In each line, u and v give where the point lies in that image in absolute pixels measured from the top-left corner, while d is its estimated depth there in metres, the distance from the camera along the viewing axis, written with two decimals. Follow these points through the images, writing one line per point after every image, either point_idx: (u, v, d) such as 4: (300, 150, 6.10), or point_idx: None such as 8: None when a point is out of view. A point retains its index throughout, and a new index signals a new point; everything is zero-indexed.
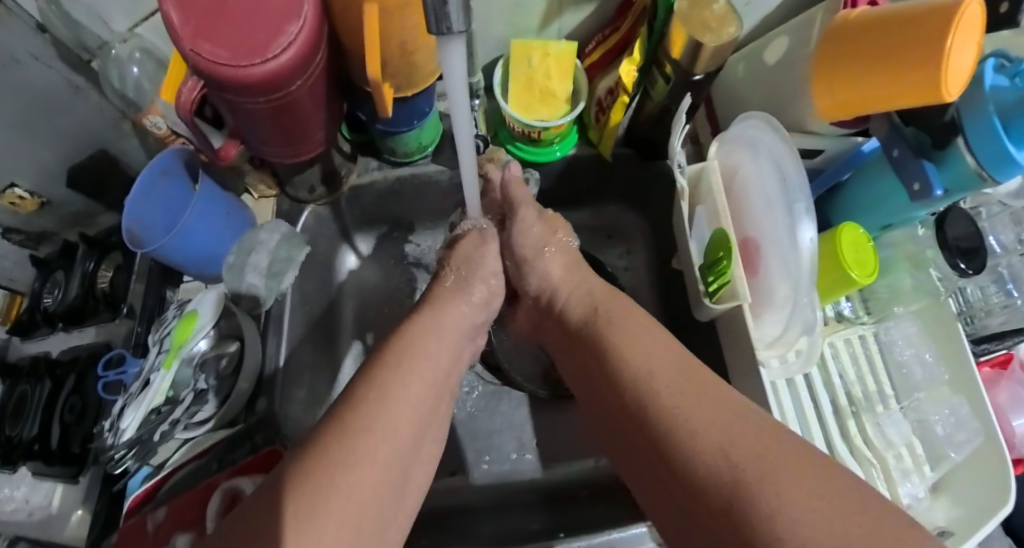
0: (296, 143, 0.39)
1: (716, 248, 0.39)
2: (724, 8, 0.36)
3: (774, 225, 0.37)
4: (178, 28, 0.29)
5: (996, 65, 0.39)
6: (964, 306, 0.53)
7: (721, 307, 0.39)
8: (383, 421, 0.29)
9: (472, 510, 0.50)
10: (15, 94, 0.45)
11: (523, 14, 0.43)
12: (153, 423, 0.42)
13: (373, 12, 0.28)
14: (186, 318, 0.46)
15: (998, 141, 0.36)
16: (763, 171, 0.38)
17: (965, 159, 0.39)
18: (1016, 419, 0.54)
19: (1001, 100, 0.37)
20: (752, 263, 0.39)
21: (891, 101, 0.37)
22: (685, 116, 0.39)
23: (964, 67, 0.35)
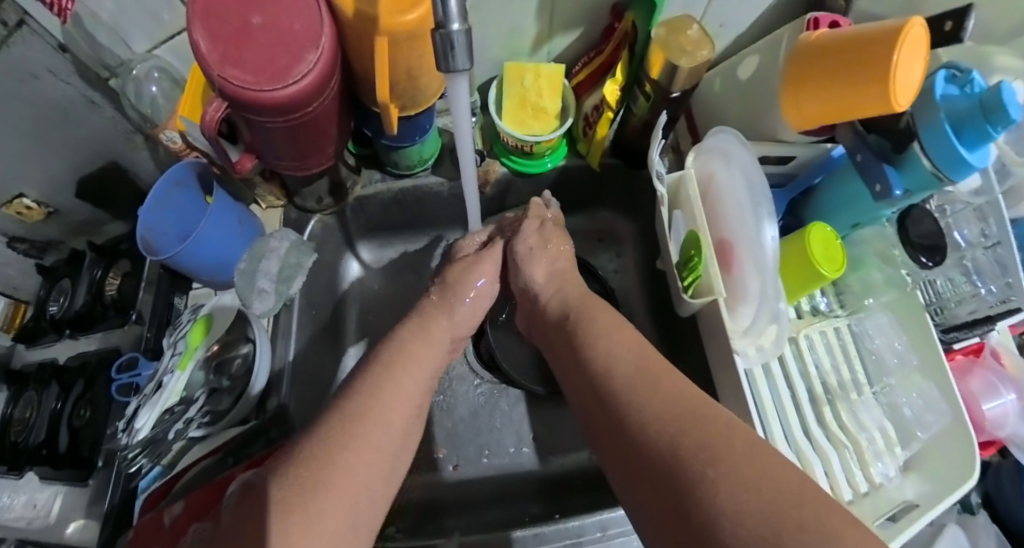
0: (307, 157, 0.43)
1: (689, 248, 0.44)
2: (699, 33, 0.41)
3: (745, 226, 0.41)
4: (206, 55, 0.32)
5: (948, 75, 0.43)
6: (934, 299, 0.56)
7: (699, 302, 0.42)
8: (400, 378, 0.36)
9: (476, 502, 0.53)
10: (25, 103, 0.47)
11: (516, 39, 0.47)
12: (167, 422, 0.43)
13: (384, 43, 0.31)
14: (201, 322, 0.49)
15: (950, 142, 0.40)
16: (735, 180, 0.42)
17: (921, 163, 0.42)
18: (986, 404, 0.59)
19: (954, 109, 0.40)
20: (727, 261, 0.43)
21: (852, 113, 0.41)
22: (662, 129, 0.42)
23: (913, 83, 0.38)
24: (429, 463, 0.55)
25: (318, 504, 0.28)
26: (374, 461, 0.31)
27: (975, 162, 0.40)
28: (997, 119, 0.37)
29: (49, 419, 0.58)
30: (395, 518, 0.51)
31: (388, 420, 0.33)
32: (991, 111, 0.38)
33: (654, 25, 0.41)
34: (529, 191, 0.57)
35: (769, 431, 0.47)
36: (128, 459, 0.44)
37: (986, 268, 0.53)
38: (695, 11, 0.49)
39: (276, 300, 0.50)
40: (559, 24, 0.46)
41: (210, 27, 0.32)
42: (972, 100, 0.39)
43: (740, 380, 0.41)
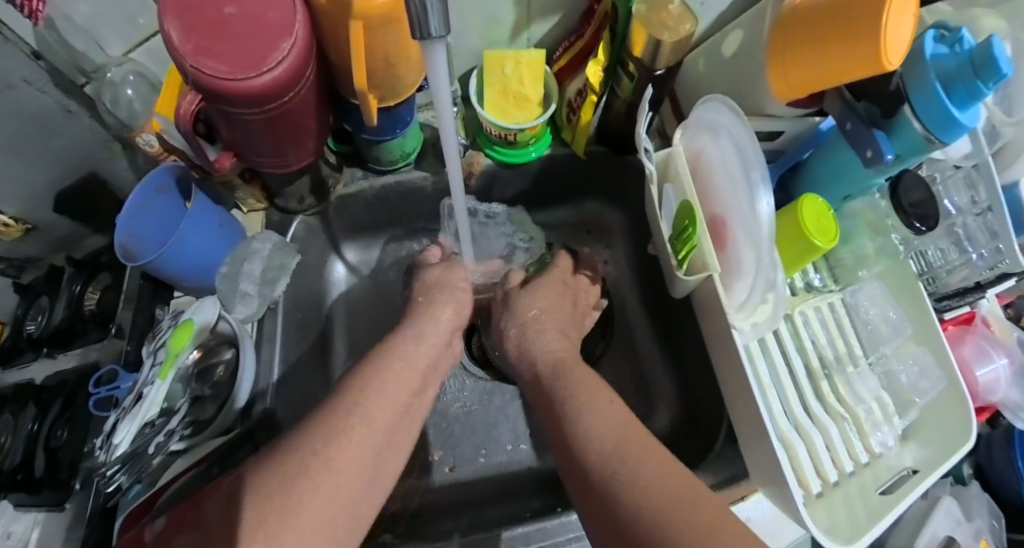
0: (286, 153, 0.42)
1: (683, 219, 0.42)
2: (681, 7, 0.41)
3: (737, 198, 0.40)
4: (178, 46, 0.31)
5: (936, 36, 0.43)
6: (926, 268, 0.58)
7: (693, 279, 0.42)
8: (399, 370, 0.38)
9: (471, 504, 0.52)
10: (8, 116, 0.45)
11: (495, 27, 0.47)
12: (148, 435, 0.41)
13: (359, 28, 0.31)
14: (183, 326, 0.44)
15: (939, 103, 0.40)
16: (726, 151, 0.41)
17: (912, 125, 0.43)
18: (980, 370, 0.60)
19: (942, 67, 0.40)
20: (721, 238, 0.43)
21: (842, 78, 0.41)
22: (648, 104, 0.41)
23: (902, 40, 0.38)
24: (427, 466, 0.54)
25: (311, 491, 0.29)
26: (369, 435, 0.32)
27: (966, 122, 0.40)
28: (988, 76, 0.37)
29: (25, 441, 0.53)
30: (392, 525, 0.50)
31: (384, 421, 0.34)
32: (980, 68, 0.38)
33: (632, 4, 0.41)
34: (515, 183, 0.56)
35: (768, 405, 0.47)
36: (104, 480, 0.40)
37: (976, 234, 0.53)
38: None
39: (260, 303, 0.50)
40: (538, 11, 0.46)
41: (181, 18, 0.31)
42: (960, 59, 0.39)
43: (738, 355, 0.41)
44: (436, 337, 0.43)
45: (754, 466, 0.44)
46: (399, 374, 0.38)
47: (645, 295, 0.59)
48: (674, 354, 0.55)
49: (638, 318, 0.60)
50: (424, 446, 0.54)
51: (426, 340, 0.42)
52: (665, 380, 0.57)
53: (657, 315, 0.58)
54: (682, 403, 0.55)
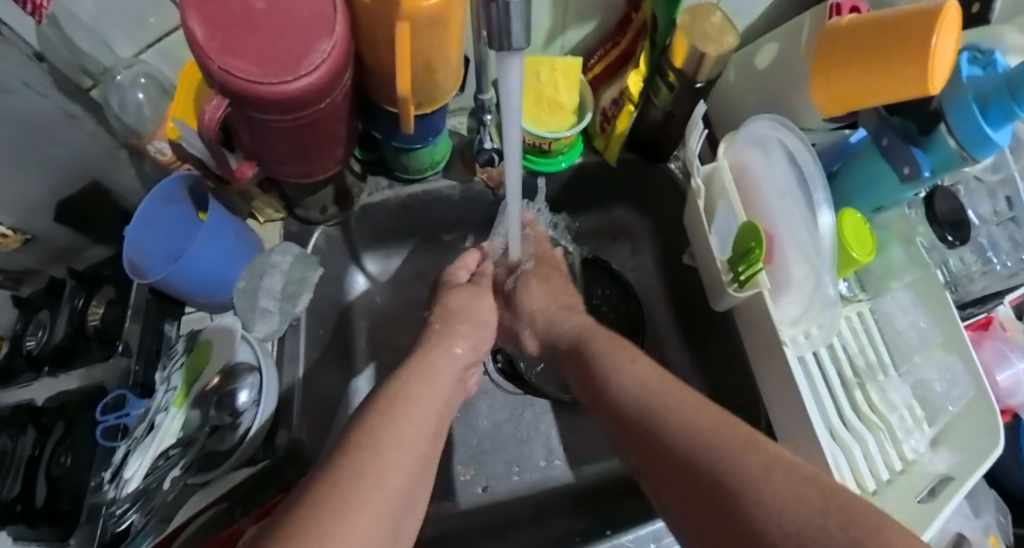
0: (313, 163, 0.40)
1: (746, 240, 0.39)
2: (722, 20, 0.40)
3: (790, 212, 0.39)
4: (205, 45, 0.29)
5: (970, 57, 0.43)
6: (949, 276, 0.54)
7: (745, 294, 0.40)
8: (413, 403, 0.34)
9: (507, 527, 0.49)
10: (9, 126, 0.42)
11: (528, 32, 0.45)
12: (161, 469, 0.39)
13: (405, 29, 0.29)
14: (200, 350, 0.45)
15: (976, 121, 0.40)
16: (776, 164, 0.40)
17: (947, 142, 0.42)
18: (1001, 373, 0.58)
19: (979, 87, 0.40)
20: (767, 251, 0.41)
21: (888, 96, 0.40)
22: (700, 119, 0.40)
23: (948, 59, 0.37)
24: (455, 486, 0.51)
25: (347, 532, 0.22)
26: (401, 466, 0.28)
27: (999, 141, 0.40)
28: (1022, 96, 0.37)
29: (24, 468, 0.50)
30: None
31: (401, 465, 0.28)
32: (1015, 88, 0.38)
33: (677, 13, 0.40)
34: (542, 191, 0.54)
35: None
36: (116, 517, 0.39)
37: (1001, 242, 0.54)
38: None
39: (281, 320, 0.47)
40: (574, 15, 0.44)
41: (208, 16, 0.29)
42: (996, 80, 0.39)
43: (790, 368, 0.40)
44: (446, 372, 0.39)
45: None
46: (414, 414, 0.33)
47: (676, 305, 0.57)
48: (707, 364, 0.54)
49: (667, 328, 0.58)
50: (452, 465, 0.52)
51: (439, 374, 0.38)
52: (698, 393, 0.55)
53: (688, 325, 0.56)
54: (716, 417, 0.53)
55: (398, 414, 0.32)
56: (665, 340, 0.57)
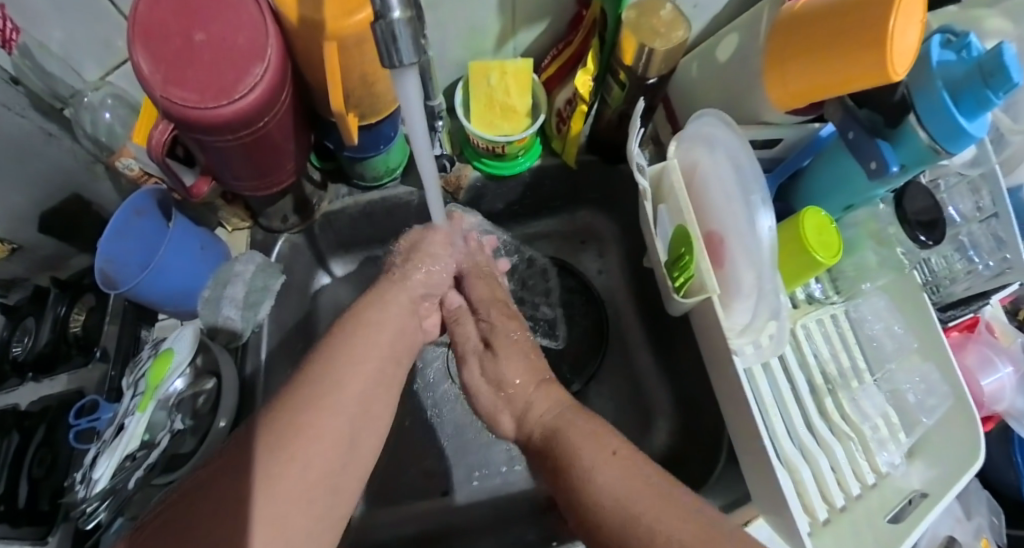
0: (267, 176, 0.41)
1: (678, 246, 0.42)
2: (672, 13, 0.39)
3: (735, 217, 0.39)
4: (146, 75, 0.30)
5: (943, 40, 0.41)
6: (930, 277, 0.56)
7: (691, 301, 0.41)
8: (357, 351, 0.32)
9: (457, 530, 0.51)
10: None
11: (478, 37, 0.45)
12: (128, 470, 0.39)
13: (333, 48, 0.29)
14: (161, 357, 0.44)
15: (950, 116, 0.38)
16: (721, 166, 0.40)
17: (919, 135, 0.41)
18: (985, 379, 0.58)
19: (949, 75, 0.39)
20: (718, 256, 0.41)
21: (852, 85, 0.39)
22: (641, 118, 0.39)
23: (909, 47, 0.36)
24: (418, 488, 0.53)
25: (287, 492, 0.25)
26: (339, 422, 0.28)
27: (974, 132, 0.39)
28: (997, 83, 0.36)
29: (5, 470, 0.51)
30: None
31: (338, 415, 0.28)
32: (989, 75, 0.36)
33: (623, 9, 0.39)
34: (503, 195, 0.55)
35: (771, 428, 0.46)
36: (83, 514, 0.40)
37: (982, 242, 0.52)
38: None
39: (244, 328, 0.48)
40: (523, 19, 0.45)
41: (149, 46, 0.30)
42: (969, 66, 0.38)
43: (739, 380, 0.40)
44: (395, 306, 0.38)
45: (758, 488, 0.43)
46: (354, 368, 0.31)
47: (641, 306, 0.58)
48: (670, 363, 0.55)
49: (635, 332, 0.58)
50: (416, 469, 0.53)
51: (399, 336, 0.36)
52: (663, 393, 0.56)
53: (653, 327, 0.56)
54: (680, 418, 0.54)
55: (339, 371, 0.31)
56: (631, 340, 0.58)
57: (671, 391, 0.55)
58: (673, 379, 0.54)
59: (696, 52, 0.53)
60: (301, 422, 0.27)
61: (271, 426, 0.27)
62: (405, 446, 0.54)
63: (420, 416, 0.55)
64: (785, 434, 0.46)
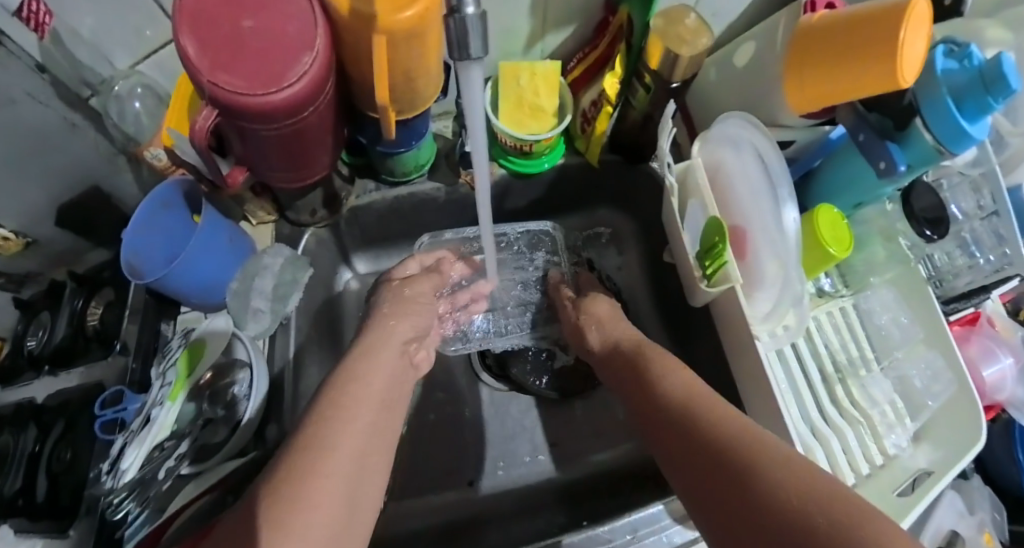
0: (300, 169, 0.41)
1: (711, 235, 0.41)
2: (696, 22, 0.40)
3: (760, 210, 0.40)
4: (195, 60, 0.30)
5: (946, 51, 0.43)
6: (933, 271, 0.57)
7: (716, 290, 0.42)
8: (361, 386, 0.37)
9: (484, 520, 0.51)
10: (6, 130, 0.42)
11: (509, 38, 0.46)
12: (158, 460, 0.40)
13: (382, 43, 0.30)
14: (193, 347, 0.45)
15: (951, 120, 0.40)
16: (747, 162, 0.41)
17: (924, 137, 0.42)
18: (986, 369, 0.59)
19: (953, 83, 0.40)
20: (741, 248, 0.42)
21: (866, 92, 0.40)
22: (671, 119, 0.41)
23: (918, 55, 0.38)
24: (442, 479, 0.53)
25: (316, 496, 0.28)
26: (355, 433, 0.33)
27: (975, 134, 0.40)
28: (997, 90, 0.37)
29: (24, 465, 0.49)
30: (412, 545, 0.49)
31: (353, 433, 0.33)
32: (991, 84, 0.37)
33: (651, 17, 0.41)
34: (526, 192, 0.56)
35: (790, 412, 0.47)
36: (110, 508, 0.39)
37: (983, 238, 0.54)
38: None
39: (271, 320, 0.48)
40: (552, 21, 0.46)
41: (198, 32, 0.31)
42: (971, 74, 0.39)
43: (761, 362, 0.42)
44: (386, 349, 0.42)
45: None
46: (355, 401, 0.35)
47: (660, 303, 0.59)
48: (689, 358, 0.56)
49: (654, 327, 0.60)
50: (440, 462, 0.54)
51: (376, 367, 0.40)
52: None
53: (671, 322, 0.58)
54: None
55: (347, 402, 0.35)
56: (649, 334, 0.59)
57: None
58: None
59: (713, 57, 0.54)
60: (307, 466, 0.29)
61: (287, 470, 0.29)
62: (430, 438, 0.55)
63: (443, 410, 0.56)
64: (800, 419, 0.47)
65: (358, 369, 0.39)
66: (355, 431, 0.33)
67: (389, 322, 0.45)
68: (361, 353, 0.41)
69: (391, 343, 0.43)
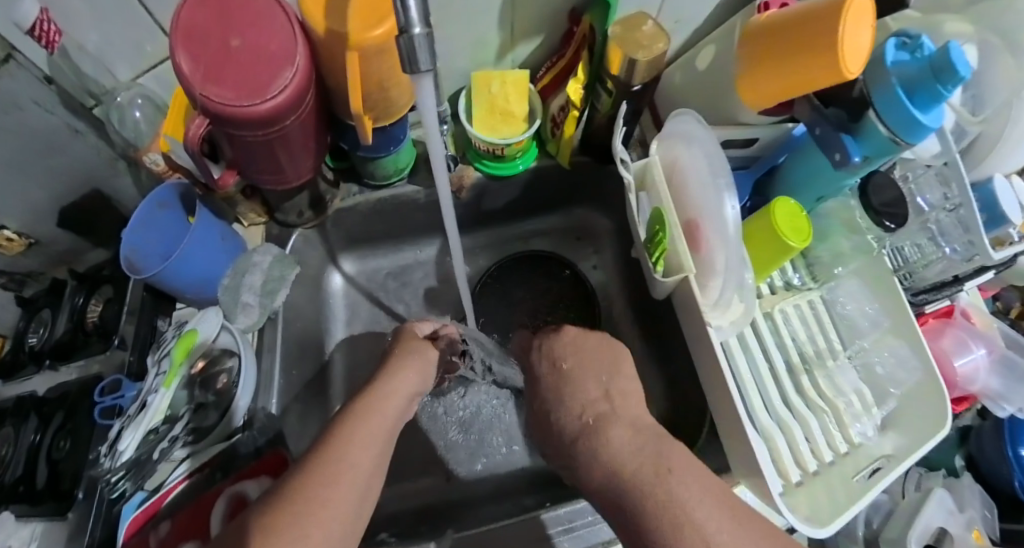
0: (284, 172, 0.44)
1: (655, 223, 0.47)
2: (654, 28, 0.43)
3: (708, 201, 0.42)
4: (187, 74, 0.34)
5: (898, 43, 0.45)
6: (902, 264, 0.59)
7: (670, 281, 0.45)
8: (381, 408, 0.37)
9: (461, 504, 0.55)
10: (13, 136, 0.45)
11: (481, 50, 0.49)
12: (153, 442, 0.43)
13: (354, 57, 0.33)
14: (186, 337, 0.48)
15: (905, 107, 0.42)
16: (698, 160, 0.43)
17: (879, 129, 0.45)
18: (959, 360, 0.61)
19: (905, 73, 0.42)
20: (696, 241, 0.45)
21: (818, 84, 0.43)
22: (622, 119, 0.44)
23: (863, 47, 0.41)
24: (422, 467, 0.56)
25: (316, 526, 0.29)
26: (367, 456, 0.34)
27: (930, 123, 0.42)
28: (948, 78, 0.39)
29: (26, 453, 0.52)
30: (392, 525, 0.52)
31: (365, 458, 0.34)
32: (941, 72, 0.40)
33: (610, 26, 0.44)
34: (503, 194, 0.60)
35: (749, 401, 0.50)
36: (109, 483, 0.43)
37: (950, 229, 0.53)
38: (650, 9, 0.53)
39: (260, 314, 0.51)
40: (521, 34, 0.49)
41: (191, 49, 0.34)
42: (922, 64, 0.41)
43: (716, 352, 0.45)
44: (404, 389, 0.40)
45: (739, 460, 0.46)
46: (376, 427, 0.36)
47: (631, 299, 0.62)
48: (659, 350, 0.59)
49: (626, 321, 0.63)
50: (422, 450, 0.57)
51: (398, 388, 0.40)
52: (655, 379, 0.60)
53: (643, 316, 0.61)
54: (670, 403, 0.58)
55: (366, 426, 0.35)
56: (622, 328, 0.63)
57: (663, 376, 0.59)
58: (662, 364, 0.59)
59: (678, 62, 0.57)
60: (321, 490, 0.31)
61: (299, 494, 0.30)
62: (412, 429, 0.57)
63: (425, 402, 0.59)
64: (760, 406, 0.50)
65: (384, 394, 0.39)
66: (369, 455, 0.34)
67: (399, 362, 0.42)
68: (393, 378, 0.40)
69: (416, 366, 0.43)
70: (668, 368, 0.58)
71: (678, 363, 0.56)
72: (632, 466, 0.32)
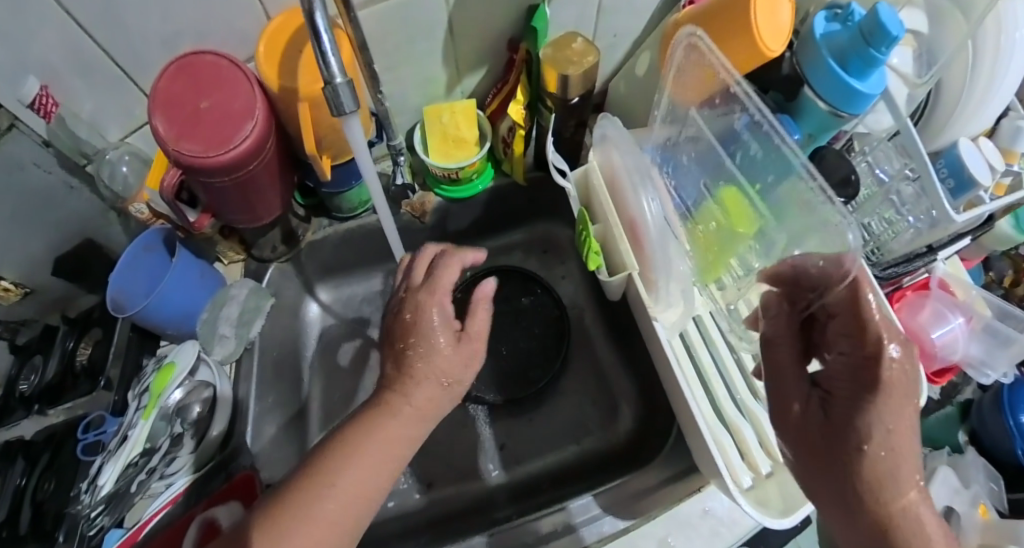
0: (255, 211, 0.48)
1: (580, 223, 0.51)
2: (584, 44, 0.47)
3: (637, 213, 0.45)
4: (163, 134, 0.38)
5: (829, 15, 0.45)
6: (868, 239, 0.54)
7: (616, 280, 0.49)
8: (369, 445, 0.35)
9: (442, 523, 0.56)
10: (13, 196, 0.49)
11: (432, 86, 0.54)
12: (131, 475, 0.46)
13: (305, 106, 0.39)
14: (165, 368, 0.51)
15: (840, 80, 0.42)
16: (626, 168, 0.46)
17: (818, 105, 0.46)
18: (937, 332, 0.53)
19: (834, 43, 0.42)
20: (638, 240, 0.47)
21: (754, 63, 0.46)
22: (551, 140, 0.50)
23: (783, 24, 0.44)
24: (409, 480, 0.59)
25: None
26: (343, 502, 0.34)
27: (868, 91, 0.42)
28: (877, 41, 0.39)
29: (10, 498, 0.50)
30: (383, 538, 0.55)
31: (328, 508, 0.33)
32: (869, 36, 0.39)
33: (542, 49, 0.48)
34: (466, 214, 0.63)
35: (713, 395, 0.51)
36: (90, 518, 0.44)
37: (911, 200, 0.47)
38: (585, 33, 0.57)
39: (237, 344, 0.55)
40: (466, 68, 0.54)
41: (165, 112, 0.39)
42: (849, 33, 0.41)
43: (660, 344, 0.48)
44: (427, 390, 0.38)
45: (701, 460, 0.47)
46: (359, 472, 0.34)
47: (600, 308, 0.66)
48: (628, 353, 0.62)
49: (596, 326, 0.66)
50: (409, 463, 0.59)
51: (401, 416, 0.36)
52: (626, 384, 0.62)
53: (614, 321, 0.64)
54: (643, 404, 0.60)
55: (346, 469, 0.34)
56: (593, 336, 0.66)
57: (634, 377, 0.62)
58: (631, 366, 0.62)
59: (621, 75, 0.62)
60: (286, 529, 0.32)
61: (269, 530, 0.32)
62: None
63: None
64: (726, 399, 0.51)
65: (376, 427, 0.36)
66: (339, 500, 0.34)
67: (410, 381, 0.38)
68: (389, 405, 0.37)
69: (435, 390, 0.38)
70: (636, 370, 0.61)
71: (645, 364, 0.59)
72: (873, 484, 0.29)
